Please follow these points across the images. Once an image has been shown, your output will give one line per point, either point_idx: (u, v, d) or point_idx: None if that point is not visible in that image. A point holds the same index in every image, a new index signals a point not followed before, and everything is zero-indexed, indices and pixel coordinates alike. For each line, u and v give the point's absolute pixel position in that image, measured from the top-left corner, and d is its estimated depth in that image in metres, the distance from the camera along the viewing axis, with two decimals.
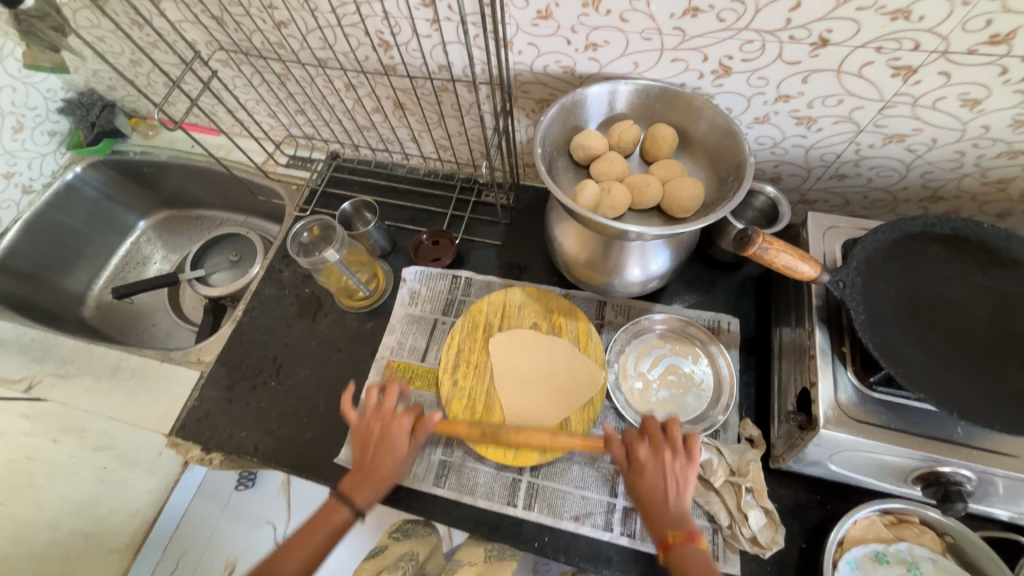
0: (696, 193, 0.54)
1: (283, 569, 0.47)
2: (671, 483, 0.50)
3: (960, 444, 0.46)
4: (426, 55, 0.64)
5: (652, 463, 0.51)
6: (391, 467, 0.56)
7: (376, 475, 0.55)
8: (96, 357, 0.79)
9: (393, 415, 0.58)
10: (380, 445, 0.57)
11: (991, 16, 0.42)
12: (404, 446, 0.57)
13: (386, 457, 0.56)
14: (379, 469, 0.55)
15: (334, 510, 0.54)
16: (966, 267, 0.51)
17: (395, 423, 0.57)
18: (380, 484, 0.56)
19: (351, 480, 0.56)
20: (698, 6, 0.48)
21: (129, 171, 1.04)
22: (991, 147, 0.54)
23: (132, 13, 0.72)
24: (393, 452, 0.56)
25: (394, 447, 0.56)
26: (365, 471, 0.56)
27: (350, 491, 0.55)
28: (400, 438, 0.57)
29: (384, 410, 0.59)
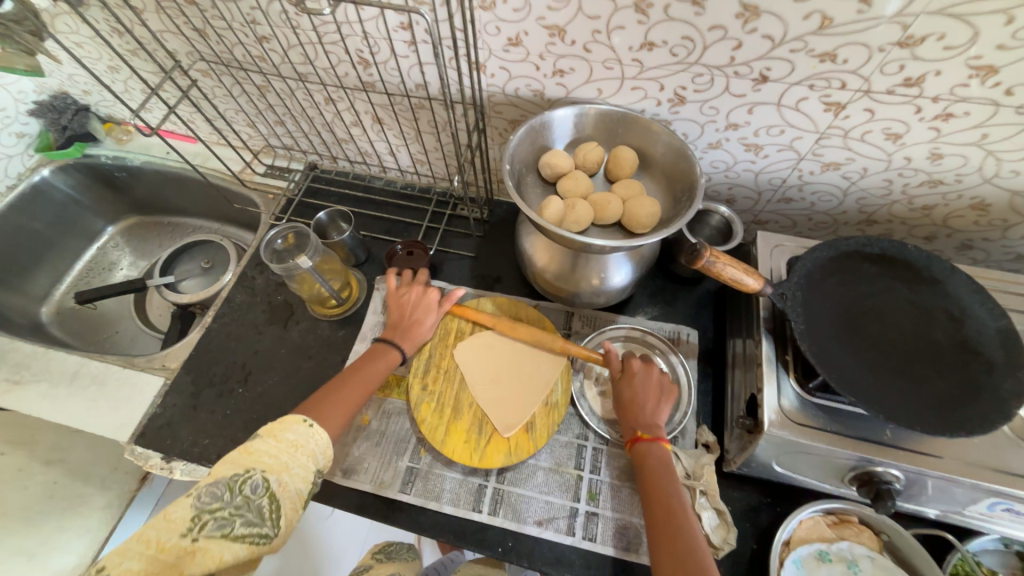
0: (653, 210, 0.58)
1: (307, 453, 0.47)
2: (641, 376, 0.59)
3: (889, 445, 0.50)
4: (404, 74, 0.67)
5: (642, 374, 0.60)
6: (426, 316, 0.68)
7: (414, 332, 0.66)
8: (53, 364, 0.77)
9: (426, 293, 0.69)
10: (414, 310, 0.68)
11: (903, 62, 0.48)
12: (434, 322, 0.68)
13: (420, 312, 0.68)
14: (416, 329, 0.66)
15: (383, 353, 0.63)
16: (892, 283, 0.56)
17: (426, 296, 0.69)
18: (415, 337, 0.66)
19: (392, 330, 0.66)
20: (653, 41, 0.53)
21: (100, 174, 1.02)
22: (914, 177, 0.60)
23: (113, 21, 0.73)
24: (425, 318, 0.68)
25: (427, 309, 0.68)
26: (398, 319, 0.67)
27: (396, 337, 0.65)
28: (429, 307, 0.68)
29: (416, 284, 0.70)
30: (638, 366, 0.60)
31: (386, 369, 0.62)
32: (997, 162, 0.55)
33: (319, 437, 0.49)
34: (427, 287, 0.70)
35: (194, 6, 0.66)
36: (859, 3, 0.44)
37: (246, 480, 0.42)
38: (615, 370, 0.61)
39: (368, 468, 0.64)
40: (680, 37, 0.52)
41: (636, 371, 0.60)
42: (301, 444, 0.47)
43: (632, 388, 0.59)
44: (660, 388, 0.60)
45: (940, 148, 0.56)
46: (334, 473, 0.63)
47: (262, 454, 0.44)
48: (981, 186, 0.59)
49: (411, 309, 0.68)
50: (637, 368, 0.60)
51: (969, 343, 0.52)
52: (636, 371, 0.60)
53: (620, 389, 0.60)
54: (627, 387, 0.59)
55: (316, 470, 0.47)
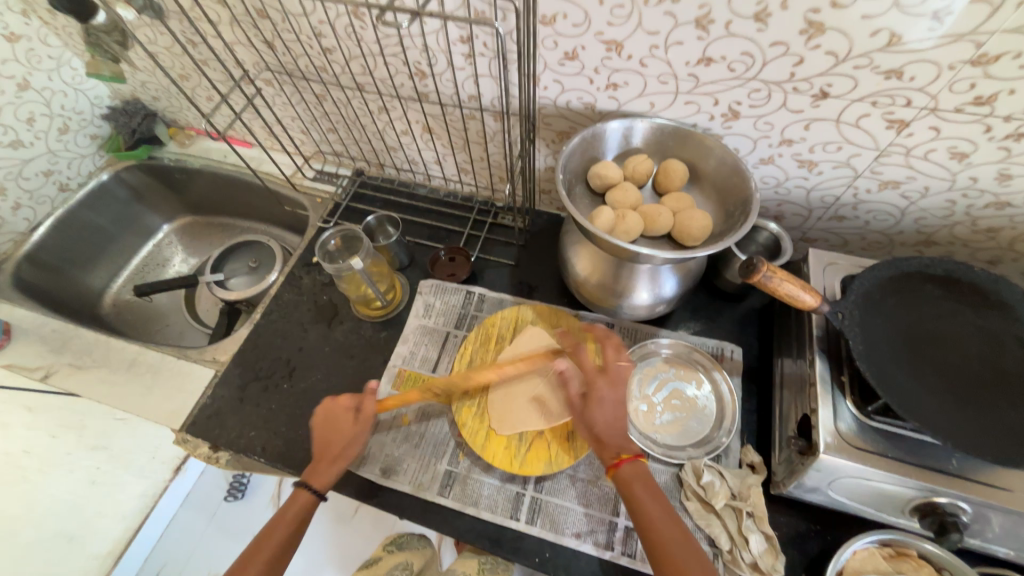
0: (704, 224, 0.58)
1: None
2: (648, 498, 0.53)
3: (955, 476, 0.48)
4: (458, 85, 0.70)
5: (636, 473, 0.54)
6: (349, 446, 0.60)
7: (329, 457, 0.60)
8: (113, 351, 0.81)
9: (341, 405, 0.62)
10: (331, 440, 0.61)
11: (975, 80, 0.47)
12: (355, 427, 0.61)
13: (337, 436, 0.61)
14: (334, 449, 0.60)
15: (298, 496, 0.58)
16: (957, 306, 0.54)
17: (342, 418, 0.61)
18: (336, 462, 0.59)
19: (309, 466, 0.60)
20: (712, 57, 0.54)
21: (161, 175, 1.08)
22: (979, 198, 0.58)
23: (189, 33, 0.78)
24: (347, 435, 0.60)
25: (342, 429, 0.61)
26: (323, 451, 0.60)
27: (311, 475, 0.59)
28: (347, 422, 0.61)
29: (342, 423, 0.61)
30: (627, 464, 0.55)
31: (312, 508, 0.58)
32: None
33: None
34: (346, 401, 0.62)
35: (266, 19, 0.70)
36: (931, 20, 0.44)
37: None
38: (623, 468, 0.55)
39: (407, 469, 0.64)
40: (740, 53, 0.52)
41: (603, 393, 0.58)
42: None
43: (602, 397, 0.58)
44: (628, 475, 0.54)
45: (1009, 169, 0.54)
46: (374, 472, 0.64)
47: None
48: None
49: (330, 433, 0.61)
50: (606, 391, 0.58)
51: None
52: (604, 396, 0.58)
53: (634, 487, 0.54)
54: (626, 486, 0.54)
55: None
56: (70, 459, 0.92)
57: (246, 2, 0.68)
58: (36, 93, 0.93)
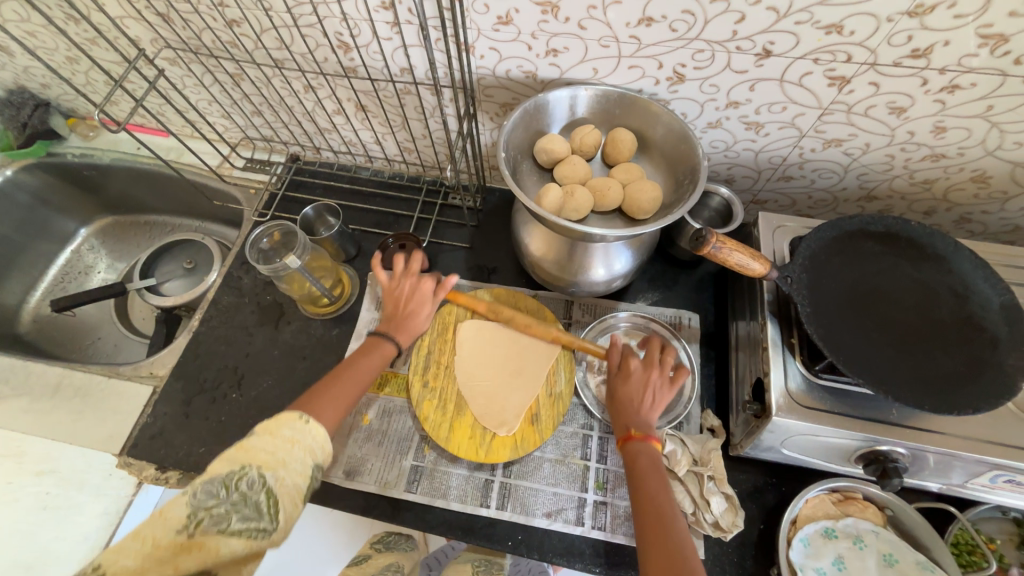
0: (655, 195, 0.56)
1: (303, 448, 0.41)
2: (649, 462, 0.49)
3: (896, 424, 0.50)
4: (387, 58, 0.64)
5: (640, 373, 0.54)
6: (427, 314, 0.59)
7: (411, 322, 0.58)
8: (34, 376, 0.74)
9: (420, 280, 0.60)
10: (410, 301, 0.59)
11: (912, 32, 0.46)
12: (432, 311, 0.60)
13: (420, 310, 0.59)
14: (414, 322, 0.58)
15: (377, 343, 0.56)
16: (896, 261, 0.55)
17: (424, 283, 0.59)
18: (416, 327, 0.58)
19: (387, 322, 0.58)
20: (652, 16, 0.50)
21: (68, 174, 0.97)
22: (916, 151, 0.59)
23: (66, 7, 0.68)
24: (424, 310, 0.59)
25: (424, 299, 0.59)
26: (403, 312, 0.58)
27: (392, 329, 0.57)
28: (426, 303, 0.59)
29: (412, 272, 0.60)
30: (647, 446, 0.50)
31: (383, 364, 0.55)
32: (1001, 134, 0.54)
33: (316, 432, 0.43)
34: (422, 277, 0.60)
35: None
36: None
37: (243, 475, 0.38)
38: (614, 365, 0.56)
39: (371, 469, 0.63)
40: (681, 11, 0.49)
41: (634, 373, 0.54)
42: (298, 445, 0.41)
43: (625, 389, 0.54)
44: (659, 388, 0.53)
45: (944, 121, 0.54)
46: (337, 476, 0.62)
47: (259, 446, 0.39)
48: (984, 159, 0.58)
49: (411, 300, 0.59)
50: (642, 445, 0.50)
51: (973, 319, 0.52)
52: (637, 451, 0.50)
53: (615, 385, 0.55)
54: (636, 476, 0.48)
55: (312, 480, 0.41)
56: (13, 488, 0.86)
57: None
58: None
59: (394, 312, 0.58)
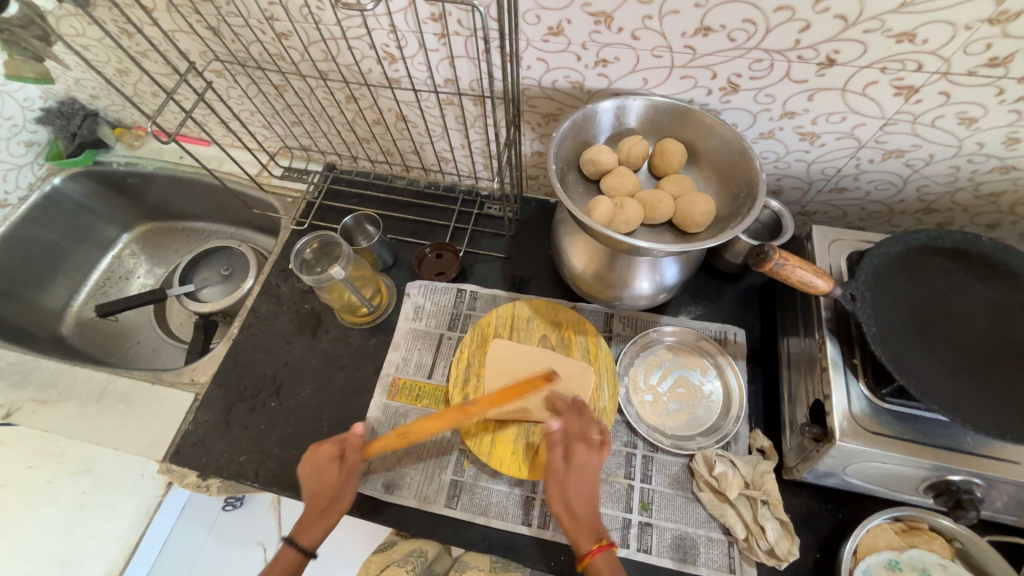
0: (708, 208, 0.55)
1: None
2: (590, 472, 0.53)
3: (970, 453, 0.47)
4: (432, 69, 0.64)
5: (589, 462, 0.53)
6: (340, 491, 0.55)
7: (321, 516, 0.54)
8: (81, 381, 0.75)
9: (325, 451, 0.56)
10: (321, 481, 0.55)
11: (991, 40, 0.44)
12: (343, 483, 0.55)
13: (328, 486, 0.55)
14: (327, 505, 0.54)
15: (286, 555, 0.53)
16: (966, 279, 0.53)
17: (327, 452, 0.55)
18: (329, 518, 0.54)
19: (301, 521, 0.54)
20: (710, 26, 0.49)
21: (112, 182, 0.99)
22: (983, 163, 0.56)
23: (121, 21, 0.70)
24: (334, 481, 0.55)
25: (335, 483, 0.55)
26: (310, 509, 0.54)
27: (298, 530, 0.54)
28: (337, 474, 0.55)
29: (321, 450, 0.56)
30: (586, 453, 0.54)
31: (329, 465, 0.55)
32: None
33: None
34: (331, 443, 0.56)
35: (208, 3, 0.62)
36: None
37: None
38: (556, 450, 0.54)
39: (411, 483, 0.62)
40: (742, 20, 0.48)
41: (586, 460, 0.53)
42: None
43: (579, 473, 0.53)
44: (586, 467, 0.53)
45: (1017, 133, 0.52)
46: (377, 489, 0.61)
47: None
48: None
49: (320, 487, 0.55)
50: (586, 458, 0.53)
51: None
52: (585, 463, 0.53)
53: (567, 478, 0.53)
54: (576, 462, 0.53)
55: None
56: (51, 489, 0.85)
57: None
58: None
59: (311, 507, 0.54)
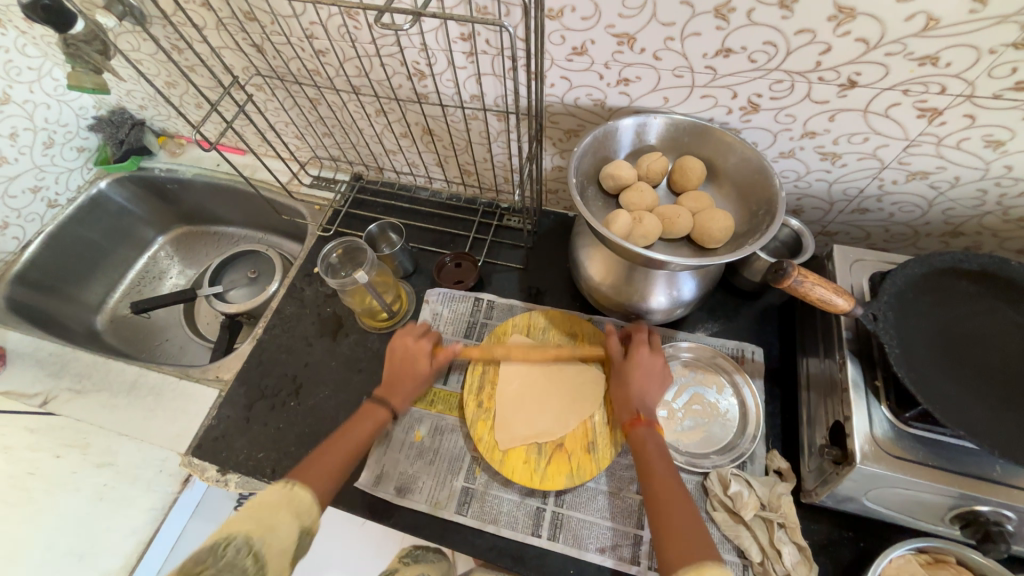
0: (726, 224, 0.55)
1: (291, 514, 0.47)
2: (654, 444, 0.55)
3: (1000, 483, 0.46)
4: (459, 85, 0.67)
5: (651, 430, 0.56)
6: (417, 381, 0.64)
7: (401, 390, 0.63)
8: (113, 374, 0.79)
9: (417, 343, 0.65)
10: (405, 364, 0.64)
11: (1017, 64, 0.44)
12: (425, 370, 0.64)
13: (412, 374, 0.64)
14: (406, 386, 0.63)
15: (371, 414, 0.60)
16: (994, 303, 0.51)
17: (419, 345, 0.65)
18: (407, 397, 0.63)
19: (383, 388, 0.63)
20: (731, 48, 0.50)
21: (153, 187, 1.05)
22: (1013, 187, 0.56)
23: (174, 38, 0.75)
24: (417, 371, 0.64)
25: (419, 364, 0.64)
26: (392, 383, 0.63)
27: (386, 395, 0.62)
28: (421, 364, 0.64)
29: (408, 352, 0.65)
30: (647, 424, 0.56)
31: (416, 365, 0.64)
32: None
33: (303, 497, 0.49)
34: (422, 338, 0.66)
35: (254, 22, 0.67)
36: (973, 2, 0.41)
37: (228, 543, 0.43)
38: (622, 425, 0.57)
39: (423, 487, 0.62)
40: (763, 42, 0.49)
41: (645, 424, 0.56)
42: (283, 505, 0.48)
43: (642, 433, 0.55)
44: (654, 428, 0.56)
45: None
46: (389, 492, 0.62)
47: (243, 521, 0.45)
48: None
49: (401, 371, 0.64)
50: (647, 428, 0.55)
51: None
52: (647, 434, 0.55)
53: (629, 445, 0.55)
54: (630, 372, 0.59)
55: (303, 524, 0.48)
56: (75, 478, 0.88)
57: (231, 5, 0.65)
58: (17, 106, 0.89)
59: (393, 378, 0.64)
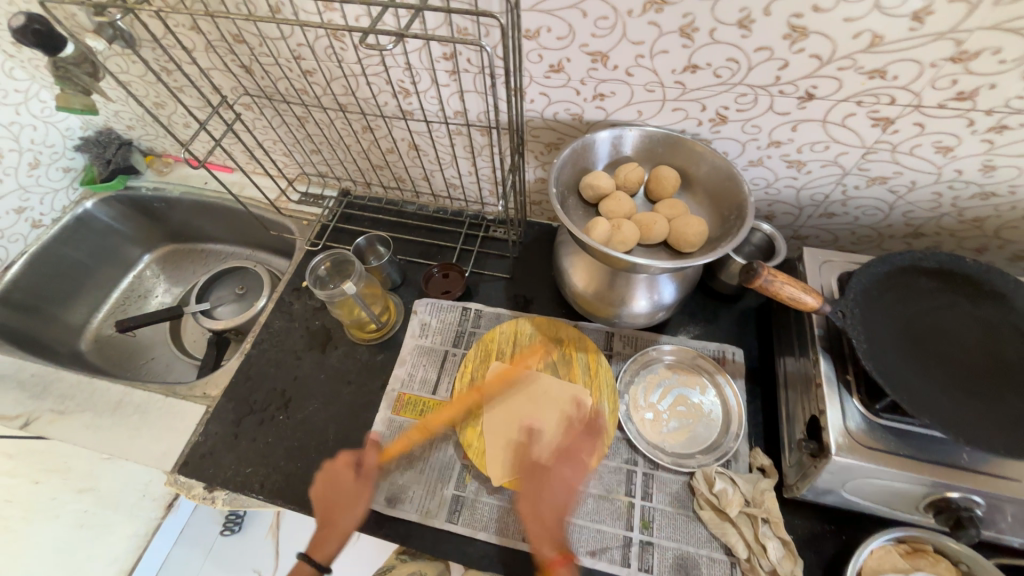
0: (700, 229, 0.58)
1: None
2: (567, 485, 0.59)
3: (967, 469, 0.48)
4: (443, 102, 0.69)
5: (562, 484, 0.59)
6: (349, 518, 0.59)
7: (335, 525, 0.59)
8: (98, 393, 0.78)
9: (347, 469, 0.63)
10: (340, 488, 0.61)
11: (956, 77, 0.48)
12: (362, 493, 0.61)
13: (344, 496, 0.61)
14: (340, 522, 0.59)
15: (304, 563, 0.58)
16: (952, 299, 0.54)
17: (345, 475, 0.63)
18: (343, 534, 0.59)
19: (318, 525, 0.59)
20: (697, 64, 0.54)
21: (140, 206, 1.05)
22: (965, 189, 0.59)
23: (163, 60, 0.77)
24: (349, 503, 0.60)
25: (353, 490, 0.61)
26: (327, 516, 0.60)
27: (315, 546, 0.59)
28: (349, 484, 0.62)
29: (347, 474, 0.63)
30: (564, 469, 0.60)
31: (344, 487, 0.62)
32: None
33: None
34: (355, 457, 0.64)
35: (243, 44, 0.69)
36: (912, 21, 0.45)
37: None
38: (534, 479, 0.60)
39: (413, 497, 0.62)
40: (725, 59, 0.52)
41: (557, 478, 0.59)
42: None
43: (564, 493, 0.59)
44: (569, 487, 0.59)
45: (993, 160, 0.55)
46: (379, 503, 0.62)
47: None
48: None
49: (334, 495, 0.61)
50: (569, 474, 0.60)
51: None
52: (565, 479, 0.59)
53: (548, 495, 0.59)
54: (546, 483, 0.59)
55: None
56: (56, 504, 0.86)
57: (220, 28, 0.67)
58: (3, 128, 0.90)
59: (327, 515, 0.60)
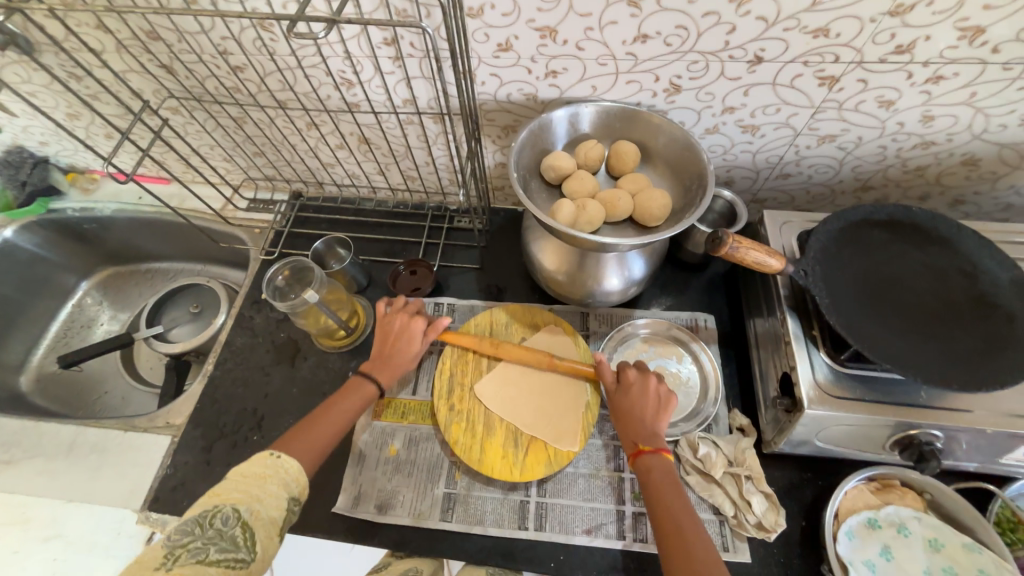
0: (664, 202, 0.58)
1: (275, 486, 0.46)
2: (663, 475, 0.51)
3: (926, 406, 0.51)
4: (390, 91, 0.66)
5: (658, 462, 0.52)
6: (409, 358, 0.61)
7: (392, 364, 0.60)
8: (48, 437, 0.72)
9: (413, 319, 0.63)
10: (398, 337, 0.62)
11: (894, 30, 0.49)
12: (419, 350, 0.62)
13: (405, 345, 0.61)
14: (397, 361, 0.61)
15: (358, 389, 0.58)
16: (902, 248, 0.57)
17: (413, 323, 0.62)
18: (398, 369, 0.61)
19: (374, 362, 0.60)
20: (647, 33, 0.53)
21: (67, 229, 0.96)
22: (907, 141, 0.62)
23: (69, 66, 0.69)
24: (411, 349, 0.61)
25: (410, 341, 0.62)
26: (386, 358, 0.61)
27: (373, 370, 0.60)
28: (417, 336, 0.62)
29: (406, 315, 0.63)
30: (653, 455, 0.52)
31: (410, 332, 0.62)
32: (986, 118, 0.57)
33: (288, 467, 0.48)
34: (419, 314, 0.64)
35: (159, 41, 0.62)
36: None
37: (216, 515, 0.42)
38: (627, 461, 0.53)
39: (404, 501, 0.61)
40: (674, 26, 0.51)
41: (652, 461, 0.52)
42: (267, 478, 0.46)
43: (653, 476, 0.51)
44: (677, 477, 0.51)
45: (931, 111, 0.57)
46: (370, 511, 0.61)
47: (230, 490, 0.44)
48: (971, 143, 0.60)
49: (395, 340, 0.62)
50: (655, 460, 0.52)
51: (986, 297, 0.53)
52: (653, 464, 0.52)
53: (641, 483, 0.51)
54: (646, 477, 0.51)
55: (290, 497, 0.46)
56: None
57: (130, 24, 0.60)
58: None
59: (384, 355, 0.61)
